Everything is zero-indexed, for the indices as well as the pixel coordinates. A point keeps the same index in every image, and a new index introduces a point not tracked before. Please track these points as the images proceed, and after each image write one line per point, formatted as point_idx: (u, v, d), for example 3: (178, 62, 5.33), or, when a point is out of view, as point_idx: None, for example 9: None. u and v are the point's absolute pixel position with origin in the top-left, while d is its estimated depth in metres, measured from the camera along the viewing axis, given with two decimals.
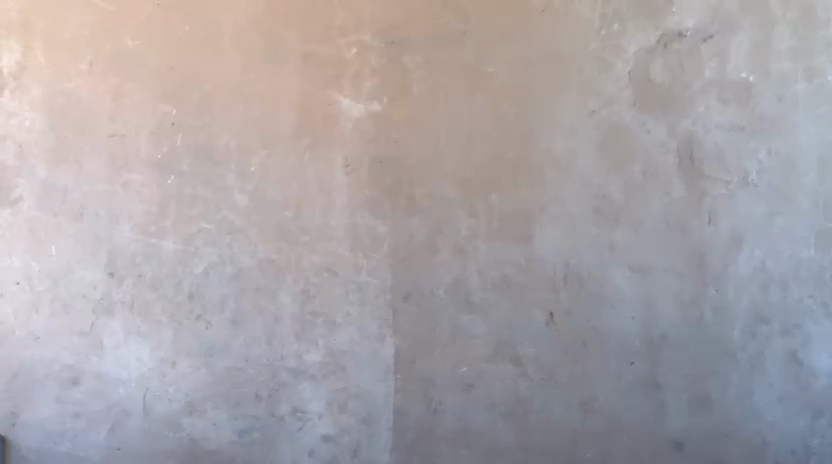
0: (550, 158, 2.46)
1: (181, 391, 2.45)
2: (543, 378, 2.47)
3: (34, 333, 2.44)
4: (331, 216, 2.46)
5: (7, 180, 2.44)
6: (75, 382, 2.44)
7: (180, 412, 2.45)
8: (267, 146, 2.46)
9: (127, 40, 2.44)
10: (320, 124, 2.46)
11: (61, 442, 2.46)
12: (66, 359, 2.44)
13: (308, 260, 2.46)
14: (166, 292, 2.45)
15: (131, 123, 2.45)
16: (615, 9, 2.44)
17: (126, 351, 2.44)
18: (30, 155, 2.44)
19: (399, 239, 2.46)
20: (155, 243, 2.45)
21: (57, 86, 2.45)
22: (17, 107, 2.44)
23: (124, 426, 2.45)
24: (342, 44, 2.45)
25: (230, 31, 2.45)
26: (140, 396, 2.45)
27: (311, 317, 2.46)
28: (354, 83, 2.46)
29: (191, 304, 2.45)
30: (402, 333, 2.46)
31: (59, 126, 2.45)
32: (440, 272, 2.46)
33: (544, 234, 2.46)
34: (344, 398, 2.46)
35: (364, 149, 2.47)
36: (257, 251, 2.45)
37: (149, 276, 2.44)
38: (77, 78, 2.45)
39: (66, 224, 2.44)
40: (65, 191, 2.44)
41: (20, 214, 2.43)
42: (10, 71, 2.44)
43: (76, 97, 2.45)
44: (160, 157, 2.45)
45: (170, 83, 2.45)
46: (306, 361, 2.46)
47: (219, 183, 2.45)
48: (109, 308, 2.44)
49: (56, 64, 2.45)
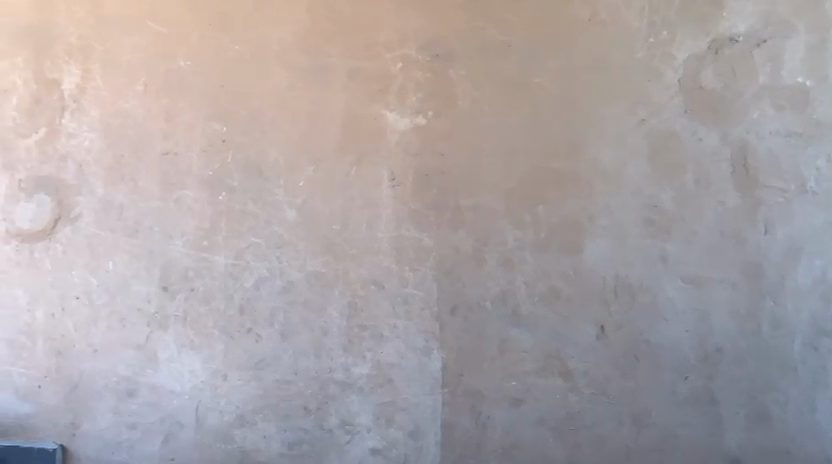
0: (598, 168, 2.43)
1: (233, 403, 2.49)
2: (594, 392, 2.42)
3: (92, 346, 2.51)
4: (378, 229, 2.48)
5: (68, 199, 2.53)
6: (131, 394, 2.51)
7: (231, 424, 2.49)
8: (314, 161, 2.50)
9: (180, 61, 2.52)
10: (366, 138, 2.49)
11: (118, 452, 2.52)
12: (122, 372, 2.51)
13: (355, 273, 2.48)
14: (217, 306, 2.50)
15: (183, 141, 2.52)
16: (663, 17, 2.41)
17: (180, 363, 2.50)
18: (89, 174, 2.53)
19: (446, 252, 2.46)
20: (207, 258, 2.50)
21: (114, 107, 2.54)
22: (77, 128, 2.54)
23: (177, 437, 2.50)
24: (388, 59, 2.48)
25: (279, 49, 2.50)
26: (194, 408, 2.50)
27: (359, 330, 2.47)
28: (399, 97, 2.48)
29: (242, 317, 2.49)
30: (449, 346, 2.45)
31: (116, 145, 2.54)
32: (487, 284, 2.45)
33: (593, 245, 2.43)
34: (392, 411, 2.46)
35: (410, 163, 2.48)
36: (306, 265, 2.48)
37: (202, 290, 2.50)
38: (133, 99, 2.53)
39: (123, 239, 2.52)
40: (121, 208, 2.52)
41: (79, 230, 2.53)
42: (70, 93, 2.54)
43: (131, 117, 2.53)
44: (212, 174, 2.51)
45: (221, 101, 2.52)
46: (353, 374, 2.47)
47: (268, 198, 2.50)
48: (164, 321, 2.51)
49: (113, 85, 2.54)
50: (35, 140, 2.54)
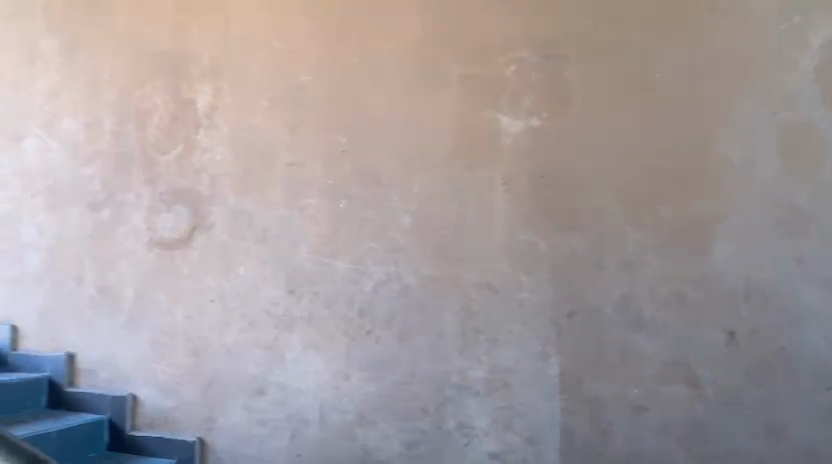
0: (724, 165, 2.31)
1: (353, 403, 2.56)
2: (725, 402, 2.28)
3: (226, 345, 2.69)
4: (492, 233, 2.48)
5: (203, 209, 2.73)
6: (260, 391, 2.64)
7: (353, 423, 2.55)
8: (428, 167, 2.54)
9: (302, 77, 2.67)
10: (480, 143, 2.50)
11: (249, 446, 2.63)
12: (251, 370, 2.66)
13: (470, 277, 2.49)
14: (339, 308, 2.60)
15: (305, 151, 2.65)
16: (794, 3, 2.29)
17: (305, 363, 2.62)
18: (221, 185, 2.73)
19: (562, 255, 2.42)
20: (329, 262, 2.62)
21: (242, 122, 2.72)
22: (210, 143, 2.74)
23: (303, 434, 2.59)
24: (501, 62, 2.49)
25: (393, 60, 2.58)
26: (317, 406, 2.59)
27: (474, 333, 2.48)
28: (512, 101, 2.47)
29: (362, 319, 2.58)
30: (566, 351, 2.40)
31: (244, 158, 2.71)
32: (605, 288, 2.38)
33: (720, 247, 2.30)
34: (509, 415, 2.43)
35: (524, 166, 2.46)
36: (422, 269, 2.53)
37: (324, 293, 2.62)
38: (259, 114, 2.70)
39: (252, 246, 2.69)
40: (251, 216, 2.69)
41: (214, 238, 2.72)
42: (204, 111, 2.75)
43: (258, 131, 2.70)
44: (332, 182, 2.62)
45: (340, 113, 2.63)
46: (470, 377, 2.47)
47: (385, 205, 2.57)
48: (290, 323, 2.64)
49: (241, 102, 2.72)
50: (174, 156, 2.78)
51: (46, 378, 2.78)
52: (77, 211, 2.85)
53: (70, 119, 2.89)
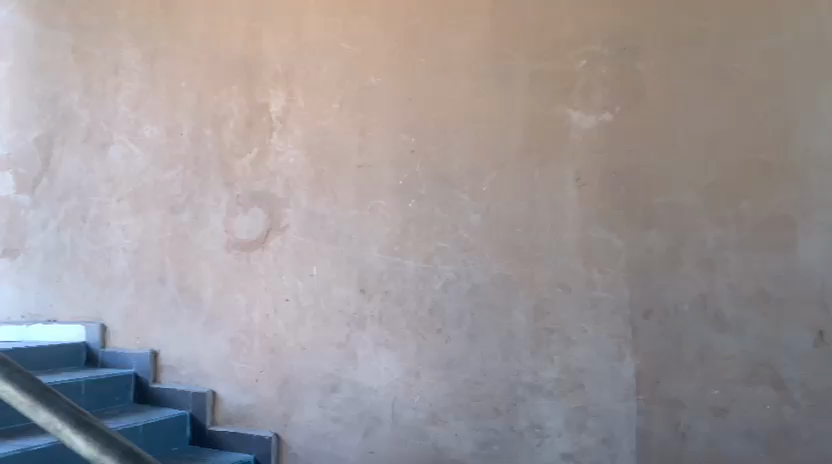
0: (812, 156, 2.19)
1: (425, 402, 2.57)
2: (815, 406, 2.16)
3: (301, 344, 2.75)
4: (563, 231, 2.44)
5: (278, 211, 2.81)
6: (333, 389, 2.69)
7: (424, 422, 2.57)
8: (497, 165, 2.52)
9: (371, 79, 2.70)
10: (550, 139, 2.46)
11: (324, 443, 2.69)
12: (325, 368, 2.71)
13: (541, 276, 2.46)
14: (409, 307, 2.62)
15: (374, 152, 2.69)
16: None
17: (377, 361, 2.65)
18: (294, 188, 2.80)
19: (636, 253, 2.35)
20: (399, 262, 2.64)
21: (314, 125, 2.78)
22: (283, 147, 2.82)
23: (376, 431, 2.63)
24: (571, 57, 2.44)
25: (461, 59, 2.58)
26: (389, 404, 2.62)
27: (546, 333, 2.44)
28: (583, 96, 2.43)
29: (432, 318, 2.59)
30: (642, 351, 2.33)
31: (316, 161, 2.77)
32: (683, 286, 2.30)
33: (808, 242, 2.18)
34: (583, 416, 2.38)
35: (596, 162, 2.41)
36: (492, 268, 2.52)
37: (395, 292, 2.64)
38: (330, 117, 2.76)
39: (325, 246, 2.74)
40: (323, 217, 2.75)
41: (288, 239, 2.80)
42: (278, 116, 2.83)
43: (329, 134, 2.76)
44: (401, 183, 2.65)
45: (408, 113, 2.64)
46: (542, 377, 2.44)
47: (454, 204, 2.57)
48: (362, 322, 2.68)
49: (312, 106, 2.78)
50: (249, 160, 2.87)
51: (132, 374, 2.94)
52: (160, 214, 2.99)
53: (153, 126, 3.03)
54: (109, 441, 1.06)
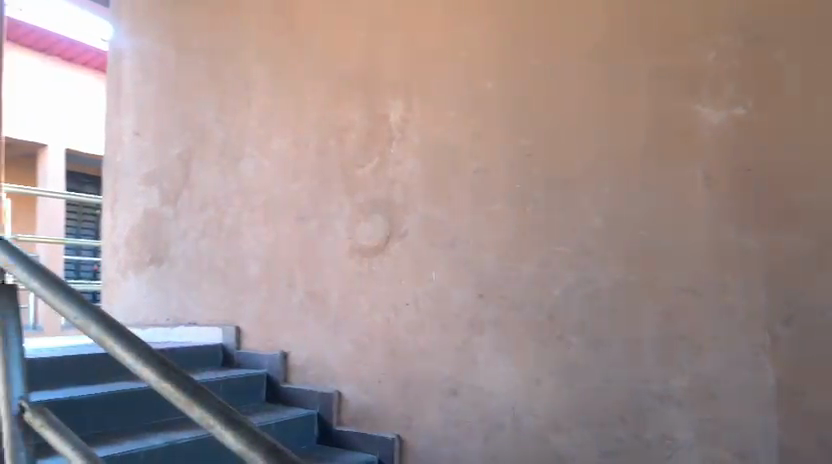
0: None
1: (546, 408, 2.53)
2: None
3: (421, 348, 2.80)
4: (691, 233, 2.33)
5: (397, 217, 2.88)
6: (454, 393, 2.72)
7: (546, 428, 2.53)
8: (619, 166, 2.45)
9: (487, 84, 2.71)
10: (675, 138, 2.36)
11: (445, 446, 2.72)
12: (445, 373, 2.74)
13: (667, 280, 2.36)
14: (528, 312, 2.59)
15: (491, 157, 2.69)
16: None
17: (496, 366, 2.64)
18: (412, 195, 2.85)
19: (774, 255, 2.20)
20: (517, 267, 2.62)
21: (430, 133, 2.82)
22: (401, 155, 2.88)
23: (496, 436, 2.62)
24: (698, 50, 2.33)
25: (578, 59, 2.53)
26: (510, 409, 2.60)
27: (673, 340, 2.34)
28: (714, 90, 2.30)
29: (552, 324, 2.54)
30: (783, 361, 2.17)
31: (433, 167, 2.81)
32: (829, 291, 2.12)
33: None
34: (716, 429, 2.25)
35: (727, 159, 2.28)
36: (614, 272, 2.44)
37: (513, 297, 2.62)
38: (447, 123, 2.79)
39: (443, 252, 2.77)
40: (440, 223, 2.78)
41: (407, 245, 2.85)
42: (396, 125, 2.90)
43: (445, 140, 2.79)
44: (518, 187, 2.63)
45: (525, 117, 2.62)
46: (670, 386, 2.33)
47: (573, 207, 2.52)
48: (480, 327, 2.68)
49: (429, 113, 2.83)
50: (369, 169, 2.96)
51: (264, 374, 3.12)
52: (287, 223, 3.15)
53: (280, 139, 3.20)
54: (261, 441, 1.12)
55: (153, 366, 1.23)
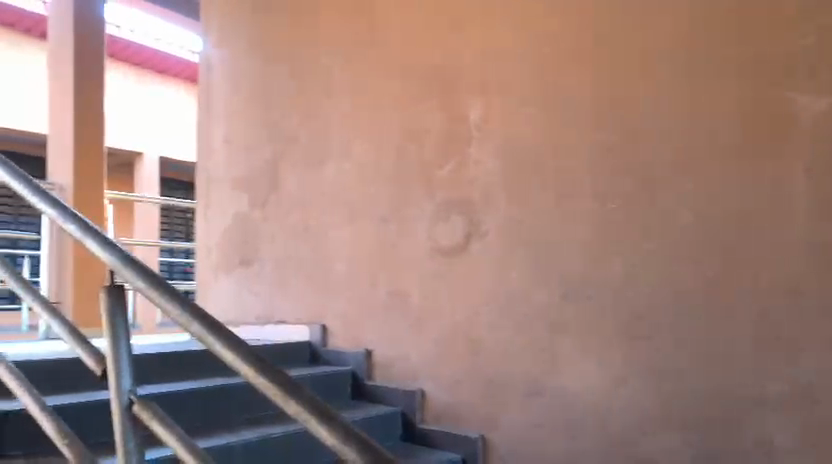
0: None
1: (633, 410, 2.48)
2: None
3: (503, 347, 2.79)
4: (787, 229, 2.23)
5: (477, 217, 2.88)
6: (537, 392, 2.69)
7: (633, 431, 2.47)
8: (708, 160, 2.37)
9: (567, 81, 2.68)
10: (768, 130, 2.26)
11: (528, 446, 2.70)
12: (528, 373, 2.72)
13: (761, 279, 2.26)
14: (613, 312, 2.54)
15: (572, 155, 2.65)
16: None
17: (580, 366, 2.60)
18: (492, 194, 2.85)
19: None
20: (601, 265, 2.57)
21: (510, 131, 2.81)
22: (481, 154, 2.88)
23: (581, 437, 2.58)
24: (792, 37, 2.22)
25: (662, 52, 2.46)
26: (595, 411, 2.56)
27: (770, 340, 2.24)
28: (810, 79, 2.19)
29: (638, 324, 2.48)
30: None
31: (513, 166, 2.80)
32: None
33: None
34: (818, 434, 2.14)
35: (826, 151, 2.16)
36: (704, 270, 2.37)
37: (597, 297, 2.58)
38: (526, 121, 2.77)
39: (524, 251, 2.76)
40: (521, 222, 2.77)
41: (488, 244, 2.85)
42: (475, 124, 2.90)
43: (525, 139, 2.77)
44: (601, 184, 2.58)
45: (607, 112, 2.58)
46: (766, 389, 2.23)
47: (659, 203, 2.46)
48: (563, 326, 2.65)
49: (509, 112, 2.82)
50: (449, 169, 2.97)
51: (349, 372, 3.17)
52: (369, 224, 3.21)
53: (361, 141, 3.26)
54: (352, 435, 1.16)
55: (249, 362, 1.29)
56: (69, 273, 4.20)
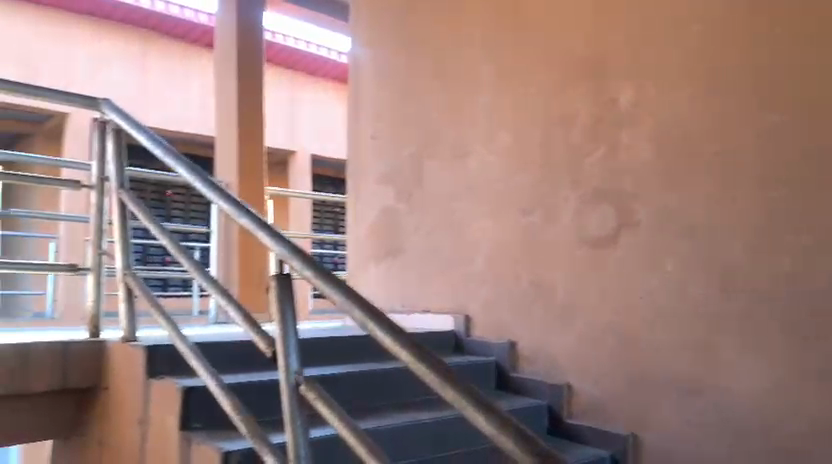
0: None
1: (803, 415, 2.29)
2: None
3: (655, 343, 2.68)
4: None
5: (628, 207, 2.79)
6: (693, 392, 2.56)
7: (803, 438, 2.28)
8: None
9: (727, 60, 2.51)
10: None
11: (683, 447, 2.58)
12: (682, 370, 2.60)
13: None
14: (780, 308, 2.35)
15: (733, 138, 2.49)
16: None
17: (742, 365, 2.44)
18: (643, 183, 2.74)
19: None
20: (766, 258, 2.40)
21: (662, 116, 2.68)
22: (632, 142, 2.78)
23: (743, 441, 2.42)
24: None
25: None
26: (758, 414, 2.39)
27: None
28: None
29: (810, 322, 2.29)
30: None
31: (667, 153, 2.67)
32: None
33: None
34: None
35: None
36: None
37: (762, 291, 2.40)
38: (681, 105, 2.63)
39: (678, 242, 2.63)
40: (675, 212, 2.64)
41: (639, 235, 2.75)
42: (625, 110, 2.80)
43: (680, 123, 2.64)
44: (767, 170, 2.40)
45: (773, 91, 2.39)
46: None
47: None
48: (723, 322, 2.50)
49: (662, 96, 2.69)
50: (597, 157, 2.89)
51: (492, 363, 3.16)
52: (513, 215, 3.20)
53: (506, 132, 3.26)
54: (512, 426, 1.18)
55: (408, 350, 1.34)
56: (235, 261, 4.56)
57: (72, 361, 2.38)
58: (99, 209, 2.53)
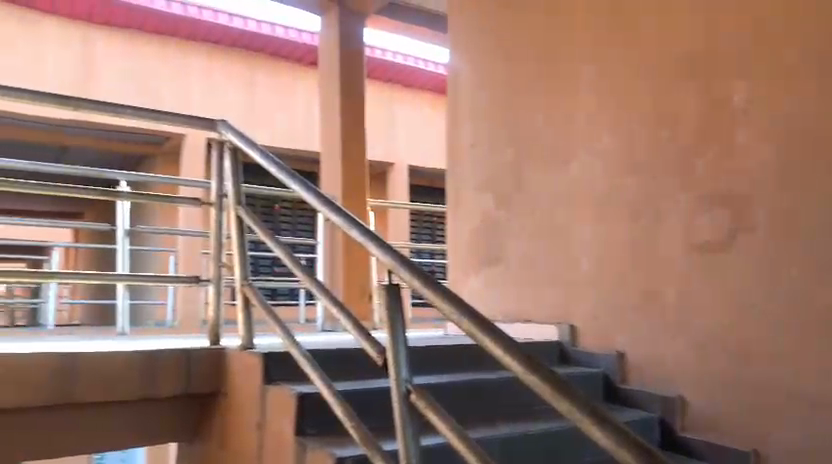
0: None
1: None
2: None
3: (777, 354, 2.54)
4: None
5: (744, 210, 2.66)
6: (821, 406, 2.40)
7: None
8: None
9: None
10: None
11: None
12: (809, 383, 2.44)
13: None
14: None
15: None
16: None
17: None
18: (761, 185, 2.61)
19: None
20: None
21: (780, 114, 2.56)
22: (749, 141, 2.65)
23: None
24: None
25: None
26: None
27: None
28: None
29: None
30: None
31: (786, 152, 2.54)
32: None
33: None
34: None
35: None
36: None
37: None
38: (801, 101, 2.51)
39: (801, 247, 2.49)
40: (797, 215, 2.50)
41: (757, 240, 2.61)
42: (740, 108, 2.69)
43: (801, 121, 2.50)
44: None
45: None
46: None
47: None
48: None
49: (779, 93, 2.57)
50: (709, 159, 2.78)
51: (601, 373, 3.07)
52: (619, 221, 3.11)
53: (609, 136, 3.18)
54: (629, 439, 1.15)
55: (520, 361, 1.34)
56: (340, 265, 4.70)
57: (195, 367, 2.54)
58: (218, 224, 2.68)
